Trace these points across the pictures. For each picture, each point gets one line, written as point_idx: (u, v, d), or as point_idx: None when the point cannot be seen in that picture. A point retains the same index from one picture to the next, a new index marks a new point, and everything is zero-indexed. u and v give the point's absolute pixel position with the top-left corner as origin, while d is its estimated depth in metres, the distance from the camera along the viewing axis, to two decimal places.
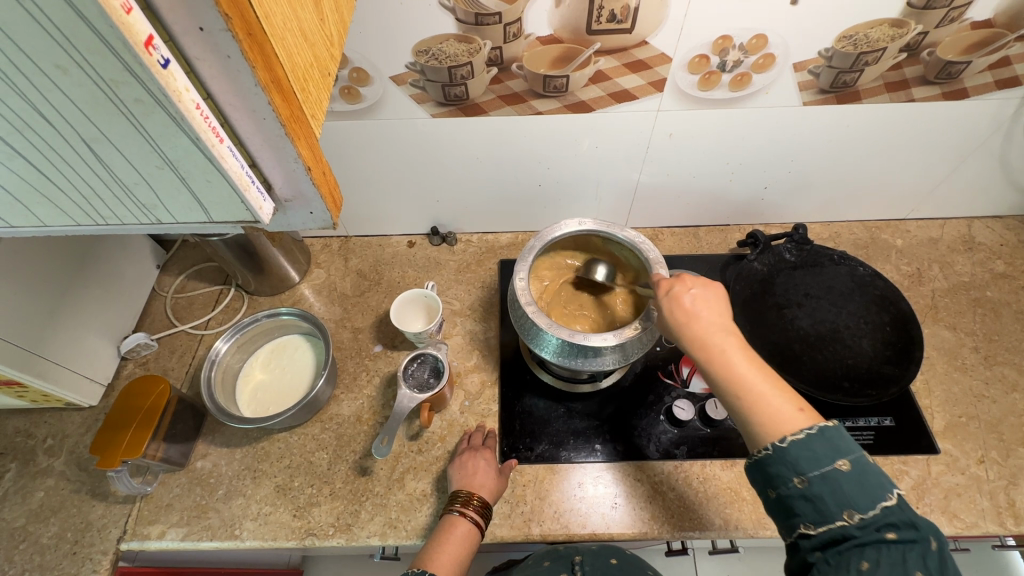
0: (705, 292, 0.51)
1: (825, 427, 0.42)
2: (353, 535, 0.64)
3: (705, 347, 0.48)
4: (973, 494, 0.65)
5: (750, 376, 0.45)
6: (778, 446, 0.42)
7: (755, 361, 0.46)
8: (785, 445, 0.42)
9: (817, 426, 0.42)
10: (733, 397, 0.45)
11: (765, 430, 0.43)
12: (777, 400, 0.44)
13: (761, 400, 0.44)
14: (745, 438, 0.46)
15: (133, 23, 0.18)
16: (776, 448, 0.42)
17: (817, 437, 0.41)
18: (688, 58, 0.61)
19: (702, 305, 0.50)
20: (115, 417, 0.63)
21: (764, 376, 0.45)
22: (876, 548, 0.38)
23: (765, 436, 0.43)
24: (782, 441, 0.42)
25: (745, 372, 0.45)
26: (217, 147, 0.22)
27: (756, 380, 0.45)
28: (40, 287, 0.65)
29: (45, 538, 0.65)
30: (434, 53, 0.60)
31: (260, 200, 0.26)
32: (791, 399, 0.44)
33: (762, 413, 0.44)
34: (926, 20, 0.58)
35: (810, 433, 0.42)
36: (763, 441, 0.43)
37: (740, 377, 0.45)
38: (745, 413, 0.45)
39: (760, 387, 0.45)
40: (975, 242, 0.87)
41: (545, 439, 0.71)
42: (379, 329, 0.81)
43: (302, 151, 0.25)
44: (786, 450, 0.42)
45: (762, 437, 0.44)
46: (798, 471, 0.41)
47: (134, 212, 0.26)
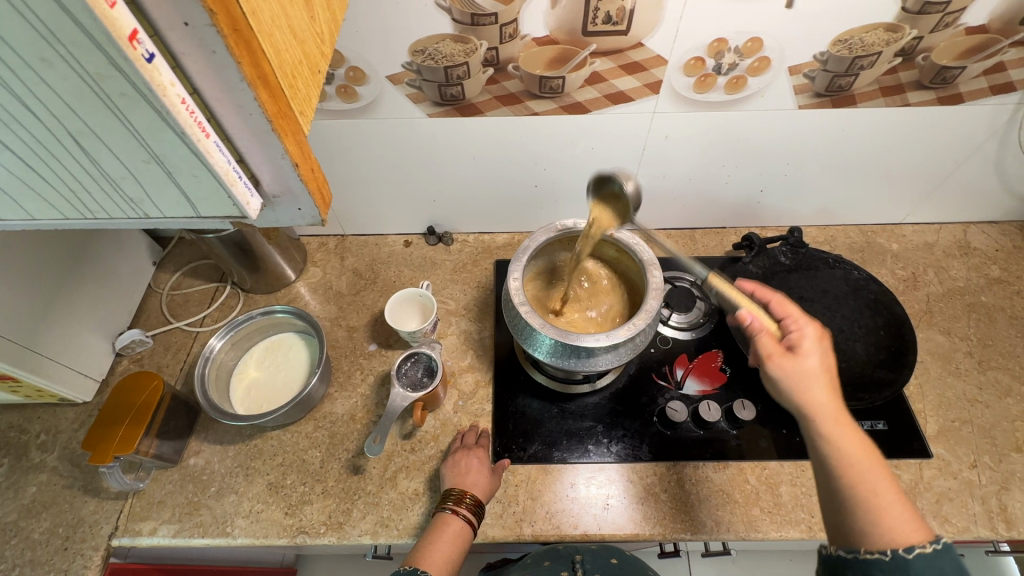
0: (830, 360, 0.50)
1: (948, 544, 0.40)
2: (344, 533, 0.64)
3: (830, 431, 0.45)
4: (965, 498, 0.65)
5: (869, 471, 0.43)
6: (898, 554, 0.40)
7: (875, 457, 0.44)
8: (909, 555, 0.39)
9: (940, 541, 0.40)
10: (850, 490, 0.43)
11: (886, 534, 0.41)
12: (896, 508, 0.42)
13: (883, 502, 0.42)
14: (849, 539, 0.43)
15: (117, 17, 0.18)
16: (896, 555, 0.40)
17: (942, 554, 0.39)
18: (683, 61, 0.62)
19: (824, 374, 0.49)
20: (107, 414, 0.63)
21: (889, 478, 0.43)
22: None
23: (880, 538, 0.41)
24: (906, 552, 0.40)
25: (864, 465, 0.44)
26: (203, 143, 0.22)
27: (874, 477, 0.43)
28: (34, 282, 0.65)
29: (36, 533, 0.65)
30: (430, 53, 0.60)
31: (247, 195, 0.26)
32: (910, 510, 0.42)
33: (883, 517, 0.41)
34: (921, 25, 0.58)
35: (936, 549, 0.39)
36: (875, 544, 0.41)
37: (857, 468, 0.44)
38: (861, 510, 0.42)
39: (879, 486, 0.43)
40: (970, 247, 0.87)
41: (538, 439, 0.71)
42: (374, 328, 0.81)
43: (289, 148, 0.25)
44: (909, 562, 0.39)
45: (880, 539, 0.41)
46: None
47: (121, 207, 0.26)
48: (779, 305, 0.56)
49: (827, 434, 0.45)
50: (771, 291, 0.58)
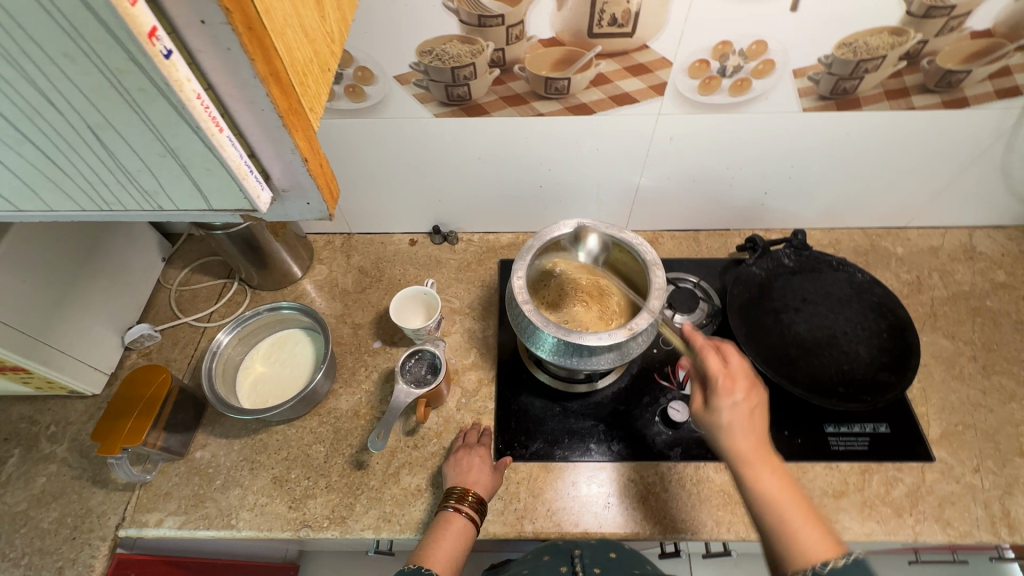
0: (745, 401, 0.54)
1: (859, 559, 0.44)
2: (347, 527, 0.65)
3: (750, 475, 0.51)
4: (967, 503, 0.65)
5: (784, 505, 0.49)
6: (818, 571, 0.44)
7: (794, 496, 0.49)
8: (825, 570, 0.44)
9: (851, 555, 0.44)
10: (766, 520, 0.49)
11: (801, 557, 0.45)
12: (806, 529, 0.47)
13: (794, 528, 0.47)
14: (775, 560, 0.47)
15: (138, 15, 0.19)
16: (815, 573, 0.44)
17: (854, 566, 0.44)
18: (688, 63, 0.62)
19: (744, 424, 0.53)
20: (116, 406, 0.64)
21: (798, 510, 0.48)
22: None
23: (800, 560, 0.45)
24: (821, 566, 0.44)
25: (780, 502, 0.49)
26: (216, 137, 0.23)
27: (788, 510, 0.48)
28: (48, 276, 0.66)
29: (45, 523, 0.66)
30: (437, 54, 0.61)
31: (258, 189, 0.27)
32: (822, 531, 0.47)
33: (795, 541, 0.46)
34: (926, 29, 0.58)
35: (846, 563, 0.44)
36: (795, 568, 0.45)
37: (774, 506, 0.49)
38: (779, 539, 0.47)
39: (792, 516, 0.48)
40: (975, 252, 0.87)
41: (540, 438, 0.72)
42: (378, 326, 0.82)
43: (299, 143, 0.26)
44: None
45: (798, 561, 0.45)
46: None
47: (135, 198, 0.27)
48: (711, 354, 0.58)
49: (747, 480, 0.51)
50: (705, 338, 0.60)
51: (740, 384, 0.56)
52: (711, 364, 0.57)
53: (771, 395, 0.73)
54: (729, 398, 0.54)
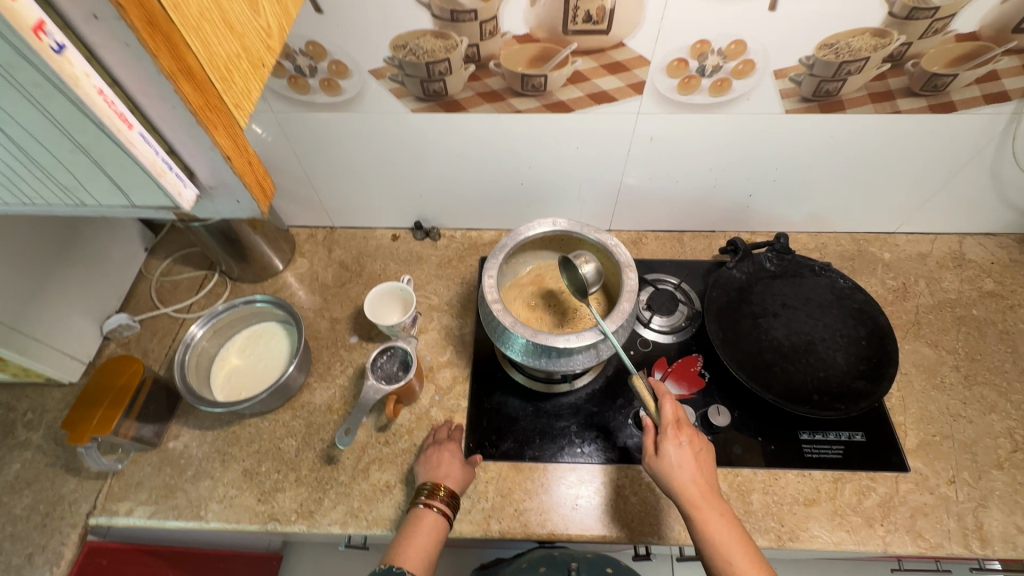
0: (692, 445, 0.55)
1: None
2: (314, 522, 0.65)
3: (695, 514, 0.52)
4: (940, 514, 0.64)
5: (729, 546, 0.50)
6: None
7: (739, 537, 0.50)
8: None
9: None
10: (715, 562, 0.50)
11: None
12: (750, 570, 0.48)
13: (739, 570, 0.48)
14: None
15: (21, 8, 0.19)
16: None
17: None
18: (666, 62, 0.61)
19: (692, 467, 0.54)
20: (87, 396, 0.65)
21: (740, 547, 0.50)
22: None
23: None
24: None
25: (726, 544, 0.50)
26: (124, 133, 0.23)
27: (733, 550, 0.49)
28: (23, 265, 0.67)
29: (17, 509, 0.67)
30: (411, 48, 0.60)
31: (179, 186, 0.26)
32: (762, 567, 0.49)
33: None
34: (909, 31, 0.57)
35: None
36: None
37: (721, 547, 0.50)
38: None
39: (738, 557, 0.49)
40: (964, 259, 0.85)
41: (511, 437, 0.71)
42: (356, 321, 0.82)
43: (219, 140, 0.26)
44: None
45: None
46: None
47: (56, 192, 0.27)
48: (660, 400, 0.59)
49: (692, 517, 0.52)
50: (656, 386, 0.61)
51: (686, 430, 0.57)
52: (664, 411, 0.57)
53: (746, 400, 0.72)
54: (676, 440, 0.55)
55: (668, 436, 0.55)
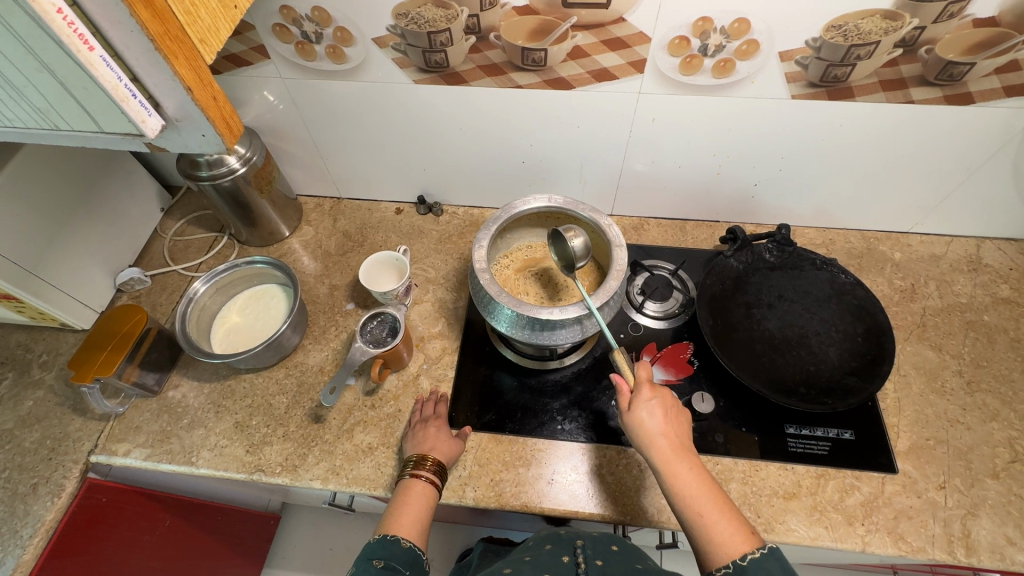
0: (661, 403, 0.56)
1: (774, 548, 0.45)
2: (297, 475, 0.67)
3: (666, 467, 0.52)
4: (925, 519, 0.62)
5: (699, 497, 0.50)
6: (738, 563, 0.45)
7: (710, 489, 0.50)
8: (744, 563, 0.45)
9: (766, 546, 0.45)
10: (687, 515, 0.50)
11: (719, 551, 0.46)
12: (720, 521, 0.48)
13: (710, 522, 0.48)
14: (702, 559, 0.48)
15: None
16: (736, 565, 0.45)
17: (768, 557, 0.44)
18: (667, 39, 0.60)
19: (662, 425, 0.55)
20: (93, 339, 0.69)
21: (713, 500, 0.49)
22: None
23: (720, 555, 0.46)
24: (742, 559, 0.45)
25: (696, 497, 0.50)
26: (84, 54, 0.24)
27: (703, 502, 0.49)
28: (45, 213, 0.70)
29: (27, 442, 0.71)
30: (413, 17, 0.61)
31: (143, 113, 0.28)
32: (738, 521, 0.48)
33: (711, 535, 0.47)
34: (922, 14, 0.55)
35: (764, 553, 0.45)
36: (721, 561, 0.46)
37: (690, 500, 0.50)
38: (699, 535, 0.48)
39: (708, 508, 0.49)
40: (980, 263, 0.82)
41: (495, 409, 0.72)
42: (354, 289, 0.84)
43: (180, 71, 0.27)
44: (744, 568, 0.44)
45: (718, 556, 0.46)
46: None
47: (32, 115, 0.29)
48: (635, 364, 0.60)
49: (664, 472, 0.52)
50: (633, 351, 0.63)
51: (660, 390, 0.58)
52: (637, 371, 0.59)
53: (733, 390, 0.71)
54: (646, 398, 0.56)
55: (639, 391, 0.57)
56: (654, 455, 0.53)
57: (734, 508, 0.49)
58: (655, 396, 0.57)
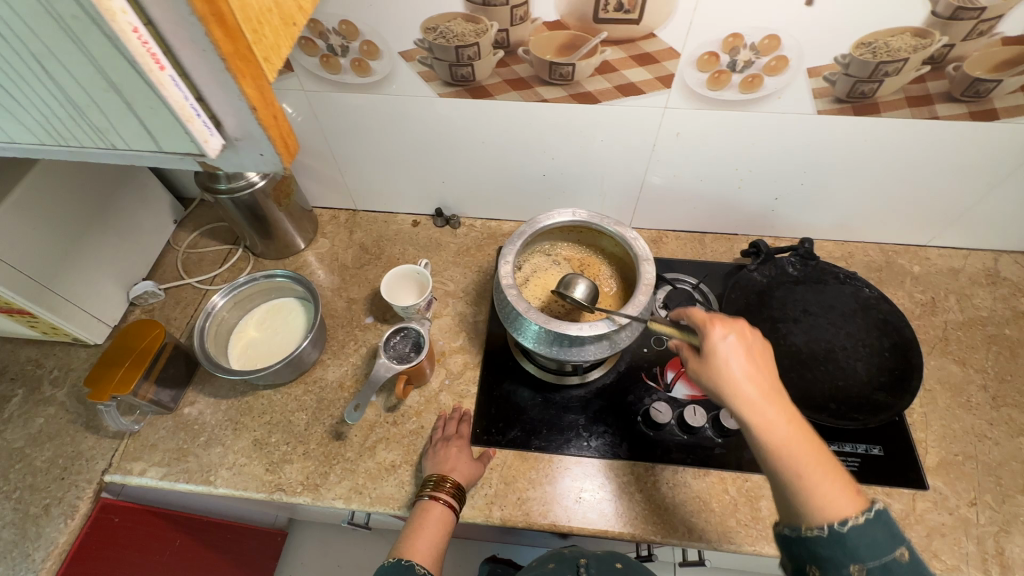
0: (743, 345, 0.50)
1: (883, 512, 0.41)
2: (319, 495, 0.66)
3: (755, 415, 0.47)
4: (958, 536, 0.61)
5: (795, 453, 0.45)
6: (836, 528, 0.41)
7: (809, 444, 0.45)
8: (844, 529, 0.41)
9: (874, 508, 0.41)
10: (781, 472, 0.45)
11: (818, 512, 0.42)
12: (823, 482, 0.43)
13: (810, 481, 0.43)
14: (791, 510, 0.44)
15: None
16: (832, 530, 0.41)
17: (874, 522, 0.41)
18: (697, 55, 0.60)
19: (748, 370, 0.49)
20: (111, 355, 0.67)
21: (812, 456, 0.44)
22: None
23: (820, 514, 0.42)
24: (841, 525, 0.41)
25: (792, 451, 0.45)
26: (156, 74, 0.23)
27: (800, 459, 0.44)
28: (61, 226, 0.69)
29: (39, 461, 0.69)
30: (442, 31, 0.60)
31: (205, 133, 0.27)
32: (843, 481, 0.43)
33: (811, 494, 0.43)
34: (952, 32, 0.55)
35: (868, 519, 0.41)
36: (814, 522, 0.42)
37: (786, 455, 0.44)
38: (793, 492, 0.44)
39: (807, 469, 0.44)
40: (998, 277, 0.82)
41: (519, 426, 0.71)
42: (373, 302, 0.83)
43: (246, 90, 0.26)
44: (845, 534, 0.41)
45: (815, 517, 0.42)
46: (856, 559, 0.40)
47: (88, 135, 0.27)
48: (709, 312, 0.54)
49: (753, 423, 0.47)
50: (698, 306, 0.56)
51: (739, 328, 0.52)
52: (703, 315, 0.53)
53: None
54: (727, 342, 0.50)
55: (705, 325, 0.52)
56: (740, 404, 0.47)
57: (837, 467, 0.44)
58: (730, 332, 0.51)
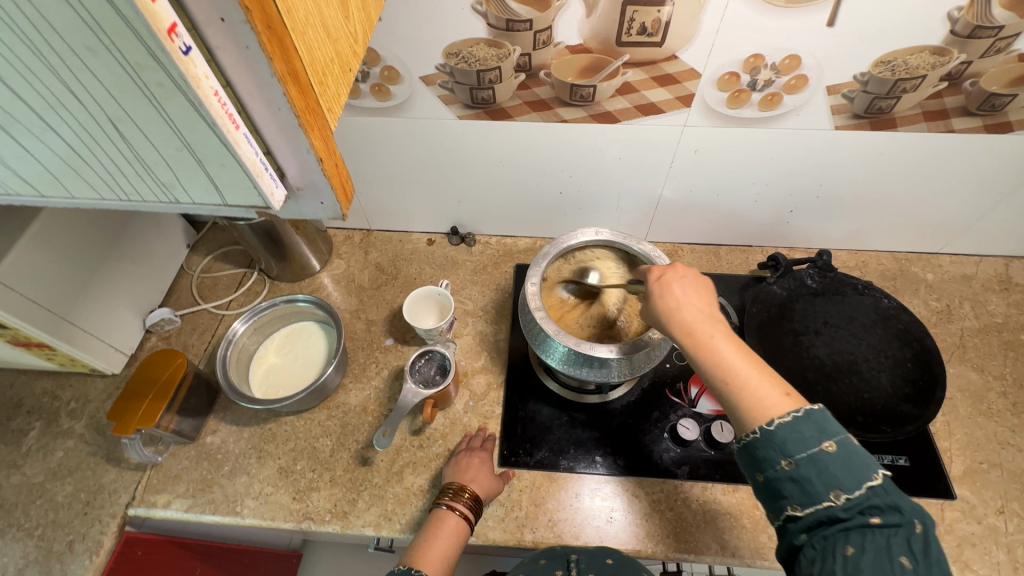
0: (682, 281, 0.53)
1: (813, 410, 0.43)
2: (348, 522, 0.65)
3: (692, 336, 0.48)
4: (988, 545, 0.62)
5: (731, 361, 0.46)
6: (766, 428, 0.43)
7: (743, 355, 0.47)
8: (772, 428, 0.43)
9: (806, 409, 0.43)
10: (713, 381, 0.47)
11: (751, 414, 0.44)
12: (755, 385, 0.45)
13: (743, 383, 0.45)
14: (734, 421, 0.47)
15: (159, 11, 0.19)
16: (763, 430, 0.43)
17: (803, 418, 0.42)
18: (718, 75, 0.61)
19: (686, 299, 0.51)
20: (133, 387, 0.66)
21: (747, 362, 0.46)
22: (862, 534, 0.39)
23: (750, 420, 0.44)
24: (770, 424, 0.43)
25: (726, 361, 0.46)
26: (233, 134, 0.23)
27: (735, 366, 0.46)
28: (80, 257, 0.69)
29: (60, 496, 0.68)
30: (464, 56, 0.61)
31: (272, 186, 0.27)
32: (777, 384, 0.45)
33: (746, 399, 0.45)
34: (970, 49, 0.56)
35: (797, 416, 0.43)
36: (751, 426, 0.44)
37: (721, 366, 0.46)
38: (732, 400, 0.46)
39: (740, 372, 0.46)
40: (1011, 282, 0.83)
41: (546, 446, 0.71)
42: (392, 323, 0.82)
43: (315, 143, 0.26)
44: (773, 431, 0.42)
45: (749, 421, 0.44)
46: (785, 454, 0.42)
47: (151, 189, 0.27)
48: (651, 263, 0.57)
49: (692, 345, 0.48)
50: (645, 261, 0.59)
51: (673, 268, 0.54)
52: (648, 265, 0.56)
53: None
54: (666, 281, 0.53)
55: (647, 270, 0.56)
56: (677, 329, 0.50)
57: (774, 373, 0.46)
58: (665, 270, 0.54)
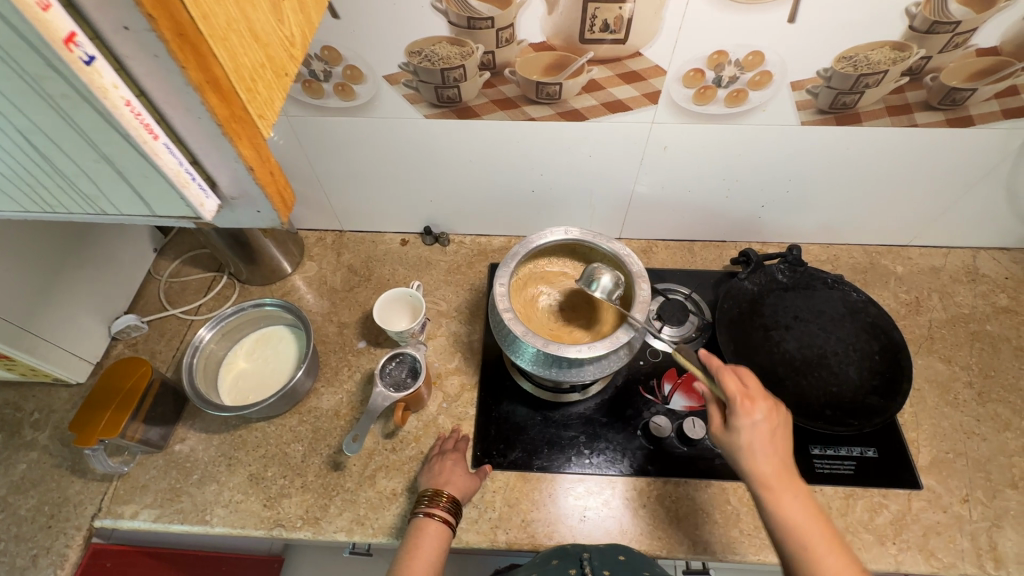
0: (767, 423, 0.52)
1: None
2: (320, 529, 0.65)
3: (770, 493, 0.50)
4: (954, 534, 0.63)
5: (806, 529, 0.48)
6: None
7: (813, 512, 0.49)
8: None
9: None
10: (788, 549, 0.48)
11: None
12: (829, 555, 0.47)
13: (818, 556, 0.47)
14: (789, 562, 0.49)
15: (52, 20, 0.18)
16: None
17: None
18: (682, 72, 0.61)
19: (769, 452, 0.52)
20: (96, 397, 0.65)
21: (820, 530, 0.48)
22: None
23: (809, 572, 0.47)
24: None
25: (801, 530, 0.48)
26: (150, 144, 0.23)
27: (812, 537, 0.48)
28: (38, 264, 0.67)
29: (23, 510, 0.67)
30: (427, 54, 0.60)
31: (201, 197, 0.26)
32: (844, 555, 0.47)
33: (817, 566, 0.46)
34: (929, 45, 0.56)
35: None
36: None
37: (798, 535, 0.48)
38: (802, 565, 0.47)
39: (818, 543, 0.47)
40: (978, 273, 0.85)
41: (519, 446, 0.71)
42: (364, 326, 0.82)
43: (244, 152, 0.25)
44: None
45: None
46: None
47: (77, 200, 0.27)
48: (728, 373, 0.55)
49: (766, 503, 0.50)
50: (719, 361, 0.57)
51: (759, 400, 0.54)
52: (727, 384, 0.54)
53: None
54: (747, 417, 0.52)
55: (720, 379, 0.56)
56: (757, 482, 0.51)
57: (845, 546, 0.48)
58: (752, 402, 0.53)
